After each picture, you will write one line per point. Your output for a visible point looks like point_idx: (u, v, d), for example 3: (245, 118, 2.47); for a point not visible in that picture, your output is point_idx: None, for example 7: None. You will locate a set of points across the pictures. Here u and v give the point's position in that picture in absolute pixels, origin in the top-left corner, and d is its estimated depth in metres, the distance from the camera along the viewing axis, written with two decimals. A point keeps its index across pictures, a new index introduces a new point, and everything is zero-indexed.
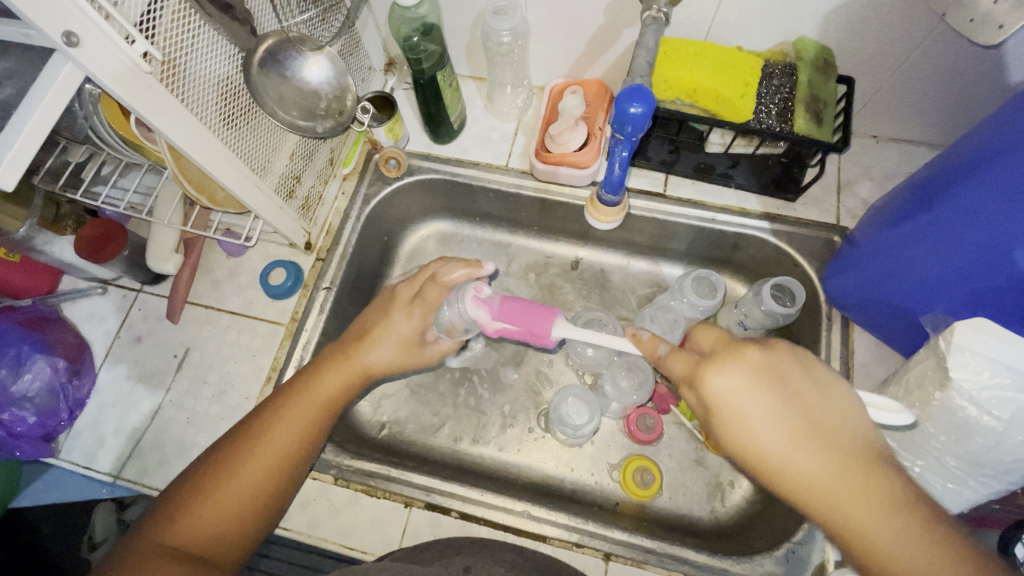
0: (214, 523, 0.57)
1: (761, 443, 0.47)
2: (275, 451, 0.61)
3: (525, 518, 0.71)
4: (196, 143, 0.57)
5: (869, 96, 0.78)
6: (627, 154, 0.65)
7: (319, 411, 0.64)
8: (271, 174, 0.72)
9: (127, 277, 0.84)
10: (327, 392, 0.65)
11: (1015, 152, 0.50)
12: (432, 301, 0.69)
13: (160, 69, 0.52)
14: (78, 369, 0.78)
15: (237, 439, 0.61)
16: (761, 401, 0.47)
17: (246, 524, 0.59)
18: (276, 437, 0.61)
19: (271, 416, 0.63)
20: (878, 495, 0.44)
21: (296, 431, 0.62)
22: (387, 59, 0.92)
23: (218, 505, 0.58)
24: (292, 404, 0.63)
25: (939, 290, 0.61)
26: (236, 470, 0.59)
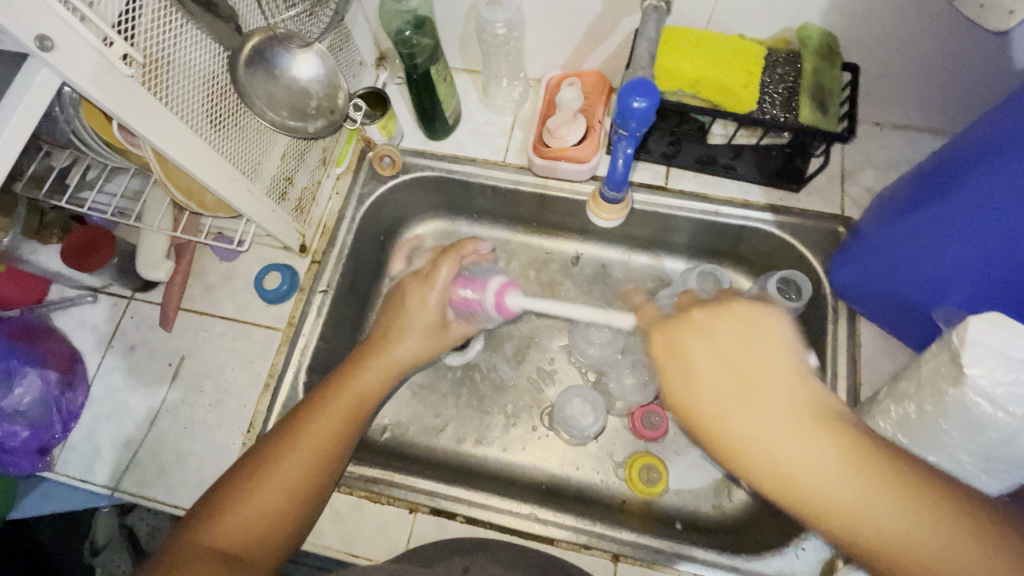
0: (250, 520, 0.55)
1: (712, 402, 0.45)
2: (315, 452, 0.60)
3: (531, 520, 0.70)
4: (182, 147, 0.55)
5: (873, 83, 0.76)
6: (631, 150, 0.63)
7: (360, 406, 0.65)
8: (263, 175, 0.70)
9: (117, 285, 0.81)
10: (369, 386, 0.67)
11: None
12: (445, 278, 0.72)
13: (142, 70, 0.49)
14: (71, 380, 0.76)
15: (272, 444, 0.60)
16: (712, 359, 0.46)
17: (279, 520, 0.57)
18: (313, 428, 0.61)
19: (310, 412, 0.63)
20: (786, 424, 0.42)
21: (338, 428, 0.63)
22: (378, 53, 0.89)
23: (252, 507, 0.56)
24: (331, 402, 0.64)
25: (948, 282, 0.60)
26: (271, 472, 0.58)
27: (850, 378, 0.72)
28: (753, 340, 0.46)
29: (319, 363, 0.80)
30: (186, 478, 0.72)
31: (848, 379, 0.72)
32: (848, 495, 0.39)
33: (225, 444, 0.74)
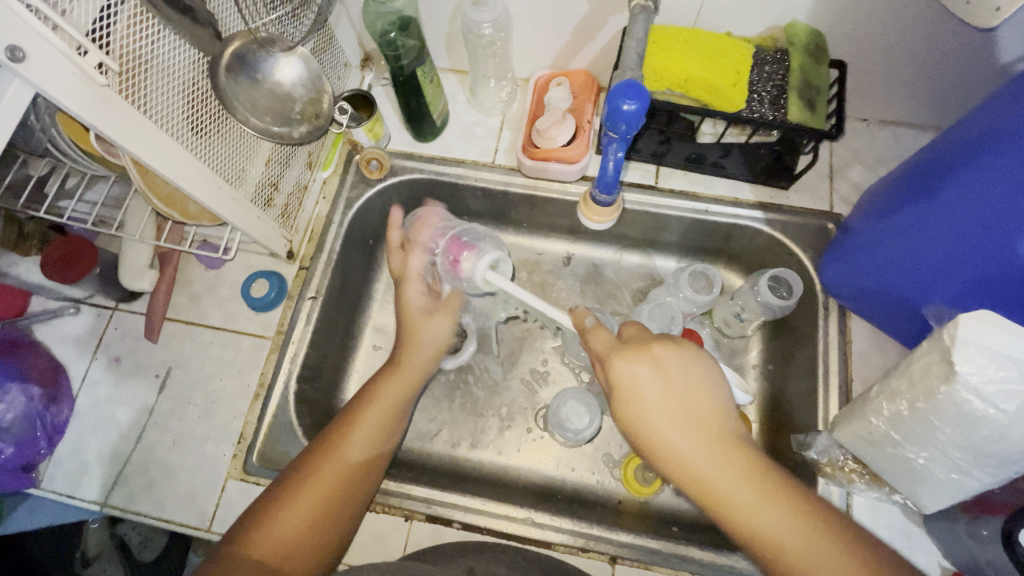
0: (286, 535, 0.55)
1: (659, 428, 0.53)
2: (352, 471, 0.61)
3: (528, 525, 0.69)
4: (163, 157, 0.54)
5: (861, 80, 0.76)
6: (622, 153, 0.62)
7: (391, 419, 0.66)
8: (247, 182, 0.68)
9: (100, 295, 0.79)
10: (399, 398, 0.68)
11: (1012, 139, 0.49)
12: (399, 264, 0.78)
13: (118, 80, 0.48)
14: (55, 395, 0.74)
15: (309, 460, 0.60)
16: (659, 395, 0.53)
17: (313, 535, 0.57)
18: (349, 441, 0.62)
19: (345, 426, 0.63)
20: (717, 461, 0.51)
21: (374, 444, 0.64)
22: (363, 54, 0.88)
23: (288, 522, 0.56)
24: (365, 416, 0.64)
25: (936, 279, 0.60)
26: (310, 488, 0.58)
27: (843, 375, 0.73)
28: (687, 387, 0.53)
29: (310, 371, 0.79)
30: (177, 491, 0.71)
31: (840, 375, 0.73)
32: (759, 525, 0.49)
33: (216, 455, 0.73)
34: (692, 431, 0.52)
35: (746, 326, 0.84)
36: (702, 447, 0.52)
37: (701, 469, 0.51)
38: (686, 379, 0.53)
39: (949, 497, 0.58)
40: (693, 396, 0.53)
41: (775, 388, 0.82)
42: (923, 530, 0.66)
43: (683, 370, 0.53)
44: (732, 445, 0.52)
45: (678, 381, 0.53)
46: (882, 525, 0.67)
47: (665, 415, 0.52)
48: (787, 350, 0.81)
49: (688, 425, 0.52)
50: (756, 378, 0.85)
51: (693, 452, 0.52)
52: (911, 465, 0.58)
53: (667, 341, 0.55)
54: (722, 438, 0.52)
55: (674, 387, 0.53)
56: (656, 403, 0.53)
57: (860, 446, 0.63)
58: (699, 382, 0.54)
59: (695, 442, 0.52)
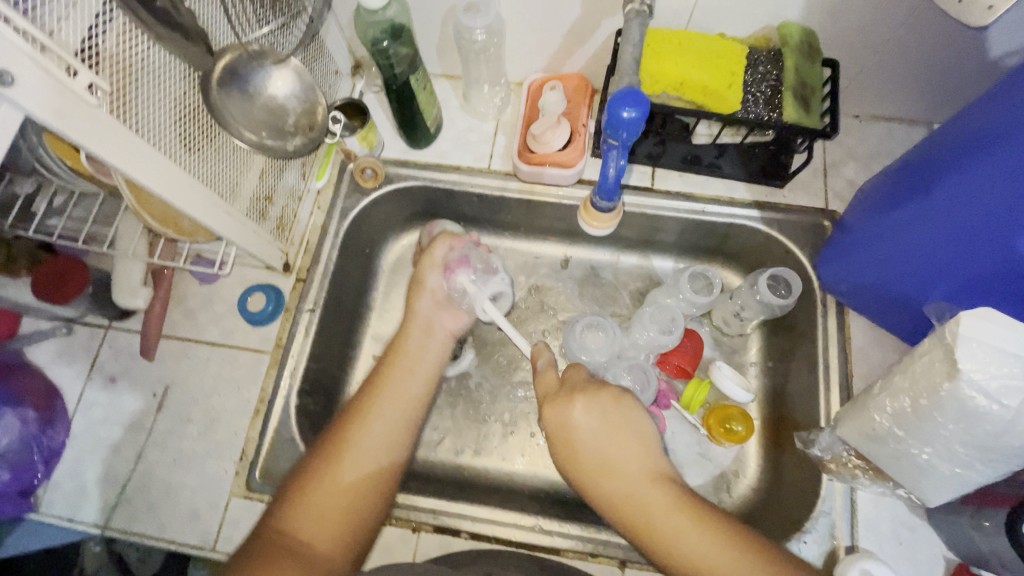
0: (335, 494, 0.60)
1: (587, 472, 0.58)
2: (382, 427, 0.66)
3: (537, 532, 0.69)
4: (155, 176, 0.53)
5: (853, 77, 0.77)
6: (623, 160, 0.62)
7: (415, 376, 0.72)
8: (241, 197, 0.67)
9: (92, 314, 0.78)
10: (417, 360, 0.74)
11: (1009, 137, 0.49)
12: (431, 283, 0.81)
13: (110, 100, 0.47)
14: (50, 418, 0.73)
15: (344, 419, 0.66)
16: (581, 441, 0.58)
17: (361, 492, 0.61)
18: (382, 407, 0.67)
19: (372, 388, 0.69)
20: (642, 501, 0.55)
21: (403, 398, 0.69)
22: (354, 61, 0.87)
23: (338, 481, 0.60)
24: (392, 375, 0.71)
25: (934, 276, 0.61)
26: (346, 445, 0.63)
27: (842, 371, 0.73)
28: (606, 435, 0.58)
29: (310, 384, 0.78)
30: (179, 511, 0.70)
31: (840, 372, 0.73)
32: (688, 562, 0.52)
33: (218, 473, 0.72)
34: (625, 469, 0.56)
35: (746, 324, 0.84)
36: (624, 488, 0.56)
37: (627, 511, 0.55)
38: (608, 426, 0.58)
39: (952, 491, 0.59)
40: (615, 441, 0.57)
41: (776, 385, 0.83)
42: (927, 522, 0.67)
43: (610, 413, 0.58)
44: (655, 485, 0.55)
45: (599, 428, 0.58)
46: (886, 519, 0.68)
47: (590, 462, 0.57)
48: (787, 347, 0.82)
49: (609, 469, 0.57)
50: (757, 375, 0.85)
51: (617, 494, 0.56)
52: (914, 461, 0.59)
53: (593, 387, 0.60)
54: (646, 479, 0.56)
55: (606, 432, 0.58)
56: (581, 449, 0.58)
57: (863, 442, 0.63)
58: (622, 425, 0.58)
59: (618, 486, 0.56)
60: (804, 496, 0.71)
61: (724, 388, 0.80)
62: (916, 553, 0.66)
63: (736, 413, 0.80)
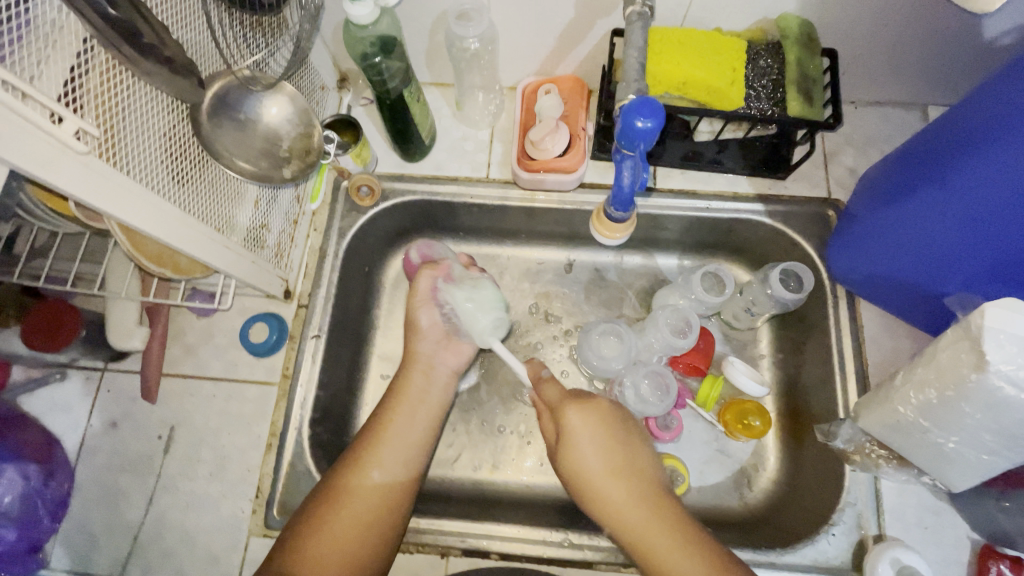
0: (344, 532, 0.61)
1: (581, 452, 0.65)
2: (382, 476, 0.65)
3: (567, 547, 0.68)
4: (149, 217, 0.50)
5: (849, 64, 0.76)
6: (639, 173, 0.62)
7: (416, 420, 0.70)
8: (237, 228, 0.64)
9: (86, 357, 0.74)
10: (420, 396, 0.72)
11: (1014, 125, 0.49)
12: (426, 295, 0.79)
13: (97, 143, 0.44)
14: (52, 469, 0.70)
15: (343, 468, 0.65)
16: (587, 430, 0.66)
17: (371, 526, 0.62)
18: (390, 442, 0.67)
19: (371, 436, 0.68)
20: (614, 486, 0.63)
21: (404, 443, 0.68)
22: (339, 74, 0.84)
23: (349, 517, 0.62)
24: (393, 421, 0.69)
25: (951, 266, 0.60)
26: (358, 477, 0.64)
27: (857, 361, 0.74)
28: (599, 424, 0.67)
29: (321, 413, 0.76)
30: (197, 556, 0.68)
31: (855, 362, 0.74)
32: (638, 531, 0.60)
33: (234, 513, 0.69)
34: (607, 467, 0.64)
35: (757, 318, 0.84)
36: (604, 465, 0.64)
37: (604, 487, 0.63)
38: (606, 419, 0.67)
39: (977, 476, 0.59)
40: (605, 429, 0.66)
41: (790, 377, 0.83)
42: (951, 505, 0.68)
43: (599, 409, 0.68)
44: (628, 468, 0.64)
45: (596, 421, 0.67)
46: (910, 504, 0.68)
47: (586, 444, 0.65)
48: (799, 339, 0.81)
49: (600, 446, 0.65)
50: (769, 369, 0.85)
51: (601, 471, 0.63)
52: (940, 449, 0.59)
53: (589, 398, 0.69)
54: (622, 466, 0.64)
55: (603, 425, 0.66)
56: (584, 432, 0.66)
57: (887, 433, 0.63)
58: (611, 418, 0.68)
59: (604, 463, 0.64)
60: (828, 487, 0.71)
61: (738, 384, 0.79)
62: (942, 537, 0.67)
63: (753, 408, 0.80)
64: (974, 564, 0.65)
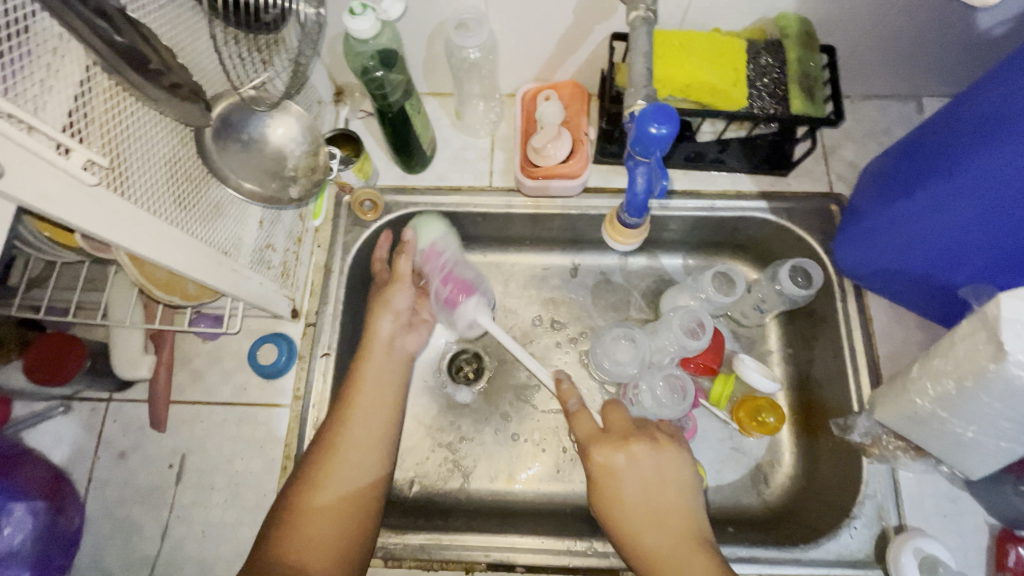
0: (324, 520, 0.60)
1: (625, 501, 0.62)
2: (352, 456, 0.64)
3: (592, 554, 0.68)
4: (158, 246, 0.48)
5: (846, 59, 0.77)
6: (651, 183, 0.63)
7: (384, 392, 0.69)
8: (246, 250, 0.63)
9: (91, 388, 0.73)
10: (383, 375, 0.71)
11: (1016, 117, 0.50)
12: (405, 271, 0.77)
13: (104, 174, 0.42)
14: (61, 506, 0.67)
15: (316, 453, 0.63)
16: (638, 480, 0.63)
17: (348, 511, 0.61)
18: (359, 423, 0.66)
19: (339, 413, 0.66)
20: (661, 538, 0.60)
21: (372, 417, 0.67)
22: (335, 88, 0.83)
23: (325, 501, 0.61)
24: (359, 397, 0.68)
25: (961, 256, 0.61)
26: (331, 463, 0.63)
27: (868, 352, 0.74)
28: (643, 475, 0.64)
29: None
30: None
31: (866, 353, 0.74)
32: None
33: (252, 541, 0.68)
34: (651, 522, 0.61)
35: (765, 315, 0.84)
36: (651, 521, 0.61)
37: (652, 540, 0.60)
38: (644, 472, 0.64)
39: (996, 462, 0.60)
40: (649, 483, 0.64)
41: (801, 372, 0.83)
42: (969, 492, 0.68)
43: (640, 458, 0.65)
44: (673, 526, 0.61)
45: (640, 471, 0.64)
46: (928, 493, 0.69)
47: (633, 494, 0.63)
48: (808, 333, 0.82)
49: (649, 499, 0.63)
50: (779, 364, 0.85)
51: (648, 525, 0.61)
52: (959, 439, 0.60)
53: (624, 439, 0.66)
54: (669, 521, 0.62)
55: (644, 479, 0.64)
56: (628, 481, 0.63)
57: (905, 424, 0.64)
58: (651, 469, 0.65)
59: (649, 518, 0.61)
60: (846, 480, 0.72)
61: (750, 381, 0.80)
62: (962, 524, 0.68)
63: (766, 404, 0.80)
64: (994, 548, 0.66)
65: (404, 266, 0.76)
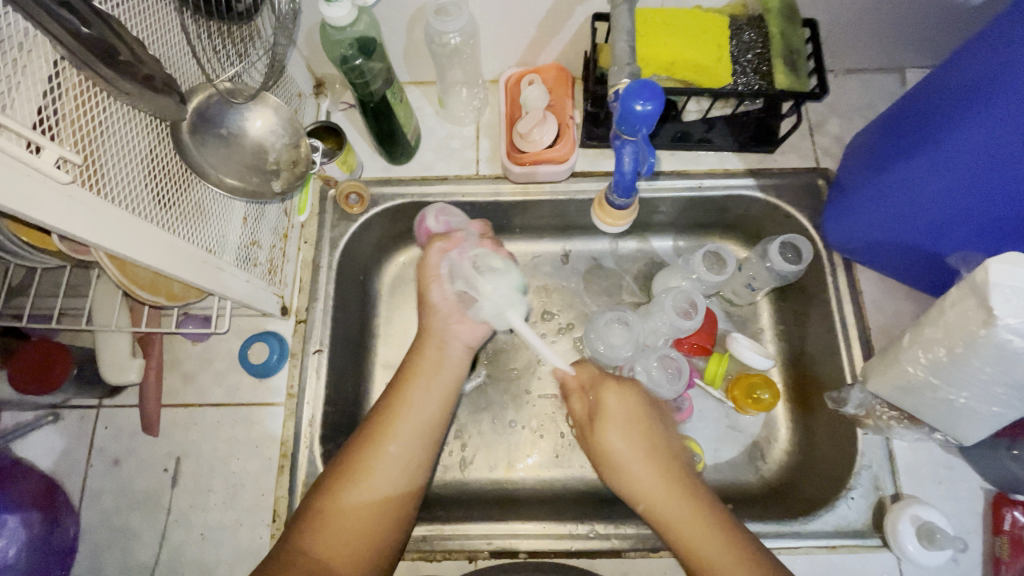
0: (357, 520, 0.58)
1: (622, 439, 0.62)
2: (395, 456, 0.61)
3: (593, 537, 0.68)
4: (140, 245, 0.47)
5: (829, 33, 0.77)
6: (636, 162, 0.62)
7: (433, 393, 0.65)
8: (229, 247, 0.62)
9: (79, 396, 0.72)
10: (434, 373, 0.67)
11: (999, 82, 0.50)
12: (432, 262, 0.72)
13: (78, 171, 0.41)
14: (56, 515, 0.67)
15: (357, 452, 0.61)
16: (629, 425, 0.63)
17: (382, 514, 0.59)
18: (406, 421, 0.63)
19: (387, 411, 0.63)
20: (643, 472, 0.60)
21: (420, 419, 0.63)
22: (315, 80, 0.82)
23: (361, 501, 0.58)
24: (409, 398, 0.64)
25: (949, 226, 0.61)
26: (376, 462, 0.60)
27: (860, 326, 0.75)
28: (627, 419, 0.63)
29: (330, 429, 0.74)
30: None
31: (858, 327, 0.75)
32: (672, 523, 0.57)
33: (252, 541, 0.67)
34: (644, 457, 0.61)
35: (757, 293, 0.84)
36: (642, 455, 0.61)
37: (641, 475, 0.60)
38: (641, 414, 0.64)
39: (990, 427, 0.61)
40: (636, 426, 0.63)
41: (794, 348, 0.83)
42: (963, 459, 0.69)
43: (630, 398, 0.65)
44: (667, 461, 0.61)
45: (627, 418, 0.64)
46: (923, 461, 0.70)
47: (623, 432, 0.63)
48: (800, 310, 0.82)
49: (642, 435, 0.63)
50: (772, 341, 0.86)
51: (635, 457, 0.61)
52: (952, 406, 0.60)
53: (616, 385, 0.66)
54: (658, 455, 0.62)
55: (637, 420, 0.64)
56: (618, 421, 0.63)
57: (898, 393, 0.64)
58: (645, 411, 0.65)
59: (641, 450, 0.62)
60: (842, 453, 0.72)
61: (744, 359, 0.79)
62: (958, 491, 0.69)
63: (760, 381, 0.80)
64: (989, 513, 0.67)
65: (434, 295, 0.71)
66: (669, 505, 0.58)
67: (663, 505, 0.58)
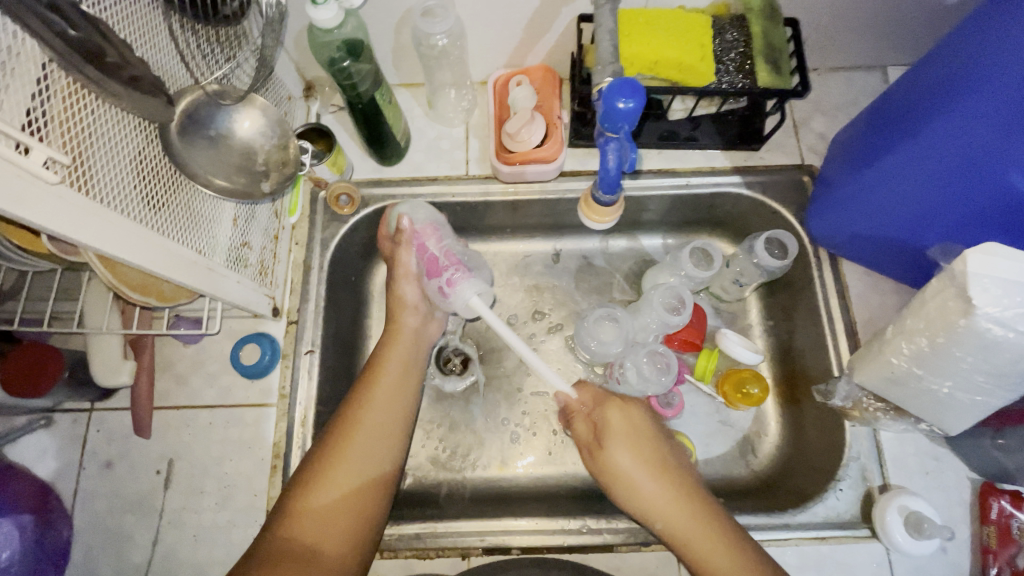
0: (335, 498, 0.59)
1: (631, 466, 0.64)
2: (371, 438, 0.64)
3: (585, 532, 0.69)
4: (129, 245, 0.48)
5: (811, 32, 0.78)
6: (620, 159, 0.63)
7: (403, 379, 0.70)
8: (220, 248, 0.62)
9: (72, 399, 0.72)
10: (400, 359, 0.71)
11: (973, 75, 0.51)
12: (403, 262, 0.76)
13: (67, 172, 0.42)
14: (49, 518, 0.66)
15: (333, 435, 0.63)
16: (636, 444, 0.65)
17: (361, 497, 0.60)
18: (377, 404, 0.66)
19: (358, 394, 0.67)
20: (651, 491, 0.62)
21: (392, 403, 0.67)
22: (305, 84, 0.83)
23: (341, 484, 0.60)
24: (377, 382, 0.68)
25: (930, 218, 0.62)
26: (352, 443, 0.62)
27: (846, 319, 0.76)
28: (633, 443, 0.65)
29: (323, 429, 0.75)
30: None
31: (844, 320, 0.76)
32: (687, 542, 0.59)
33: (245, 542, 0.68)
34: (655, 478, 0.63)
35: (745, 289, 0.85)
36: (651, 475, 0.63)
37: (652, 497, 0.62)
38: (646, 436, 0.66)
39: (974, 417, 0.62)
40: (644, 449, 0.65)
41: (782, 342, 0.84)
42: (950, 449, 0.70)
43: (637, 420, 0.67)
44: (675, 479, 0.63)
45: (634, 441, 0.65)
46: (911, 452, 0.71)
47: (630, 455, 0.64)
48: (787, 305, 0.83)
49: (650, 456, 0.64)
50: (761, 337, 0.87)
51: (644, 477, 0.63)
52: (936, 396, 0.61)
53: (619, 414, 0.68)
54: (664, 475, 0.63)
55: (642, 443, 0.65)
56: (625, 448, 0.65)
57: (882, 385, 0.65)
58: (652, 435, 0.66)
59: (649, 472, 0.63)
60: (830, 445, 0.73)
61: (734, 355, 0.80)
62: (945, 481, 0.69)
63: (750, 376, 0.81)
64: (976, 502, 0.68)
65: (405, 290, 0.77)
66: (680, 524, 0.60)
67: (671, 517, 0.60)
